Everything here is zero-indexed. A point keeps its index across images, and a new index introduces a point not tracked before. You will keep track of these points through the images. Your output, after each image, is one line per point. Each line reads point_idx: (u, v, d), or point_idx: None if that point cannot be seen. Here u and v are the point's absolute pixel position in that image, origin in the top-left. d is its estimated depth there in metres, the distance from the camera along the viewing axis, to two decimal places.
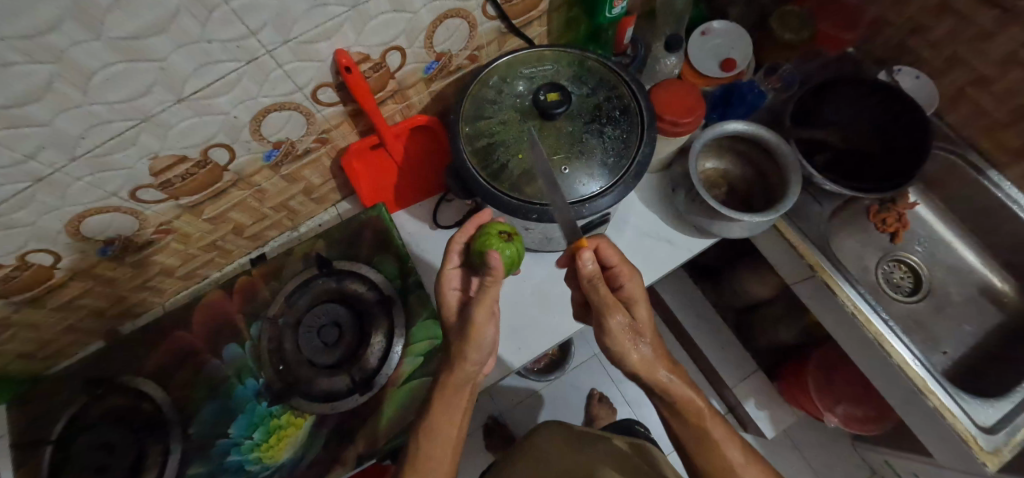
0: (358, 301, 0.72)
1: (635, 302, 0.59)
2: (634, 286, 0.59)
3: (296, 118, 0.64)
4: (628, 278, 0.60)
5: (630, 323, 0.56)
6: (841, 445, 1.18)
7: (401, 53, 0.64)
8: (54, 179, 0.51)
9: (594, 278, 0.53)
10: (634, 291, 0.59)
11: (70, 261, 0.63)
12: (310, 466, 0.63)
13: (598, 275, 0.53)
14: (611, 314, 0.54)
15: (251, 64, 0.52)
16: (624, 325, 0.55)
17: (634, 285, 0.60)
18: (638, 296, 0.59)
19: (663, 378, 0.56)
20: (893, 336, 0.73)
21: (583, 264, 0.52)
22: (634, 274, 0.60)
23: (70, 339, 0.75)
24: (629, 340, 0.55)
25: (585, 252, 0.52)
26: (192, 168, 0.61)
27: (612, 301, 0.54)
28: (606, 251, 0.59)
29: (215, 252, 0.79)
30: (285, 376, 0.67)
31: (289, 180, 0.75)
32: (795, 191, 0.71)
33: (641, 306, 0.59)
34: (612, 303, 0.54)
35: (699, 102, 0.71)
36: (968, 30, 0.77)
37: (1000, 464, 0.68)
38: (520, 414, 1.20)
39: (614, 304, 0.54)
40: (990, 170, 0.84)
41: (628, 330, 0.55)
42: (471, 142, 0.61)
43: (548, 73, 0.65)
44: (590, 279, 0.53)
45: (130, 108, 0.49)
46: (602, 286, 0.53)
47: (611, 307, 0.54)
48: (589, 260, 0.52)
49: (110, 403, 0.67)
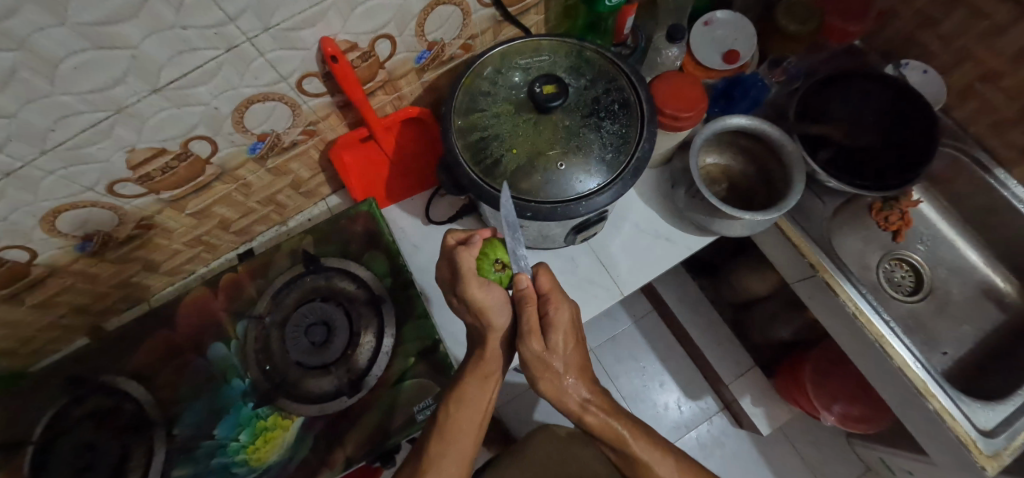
0: (348, 299, 0.70)
1: (553, 331, 0.55)
2: (559, 315, 0.55)
3: (281, 109, 0.61)
4: (555, 306, 0.55)
5: (545, 352, 0.54)
6: (836, 441, 1.18)
7: (391, 41, 0.61)
8: (24, 174, 0.48)
9: (526, 300, 0.54)
10: (556, 321, 0.55)
11: (47, 257, 0.60)
12: (299, 468, 0.62)
13: (532, 299, 0.54)
14: (526, 341, 0.54)
15: (230, 53, 0.49)
16: (537, 354, 0.54)
17: (561, 314, 0.55)
18: (560, 326, 0.55)
19: (577, 397, 0.56)
20: (894, 338, 0.72)
21: (518, 286, 0.54)
22: (564, 302, 0.56)
23: (52, 335, 0.73)
24: (542, 368, 0.54)
25: (522, 276, 0.55)
26: (172, 161, 0.58)
27: (532, 326, 0.53)
28: (543, 276, 0.57)
29: (201, 247, 0.77)
30: (272, 377, 0.66)
31: (275, 174, 0.73)
32: (799, 188, 0.69)
33: (558, 336, 0.54)
34: (531, 330, 0.53)
35: (702, 96, 0.69)
36: (980, 23, 0.75)
37: (999, 468, 0.67)
38: (514, 409, 1.19)
39: (530, 331, 0.53)
40: (997, 168, 0.82)
41: (540, 359, 0.54)
42: (463, 136, 0.58)
43: (544, 63, 0.62)
44: (522, 301, 0.54)
45: (102, 99, 0.46)
46: (531, 311, 0.54)
47: (526, 334, 0.53)
48: (525, 284, 0.54)
49: (91, 403, 0.65)
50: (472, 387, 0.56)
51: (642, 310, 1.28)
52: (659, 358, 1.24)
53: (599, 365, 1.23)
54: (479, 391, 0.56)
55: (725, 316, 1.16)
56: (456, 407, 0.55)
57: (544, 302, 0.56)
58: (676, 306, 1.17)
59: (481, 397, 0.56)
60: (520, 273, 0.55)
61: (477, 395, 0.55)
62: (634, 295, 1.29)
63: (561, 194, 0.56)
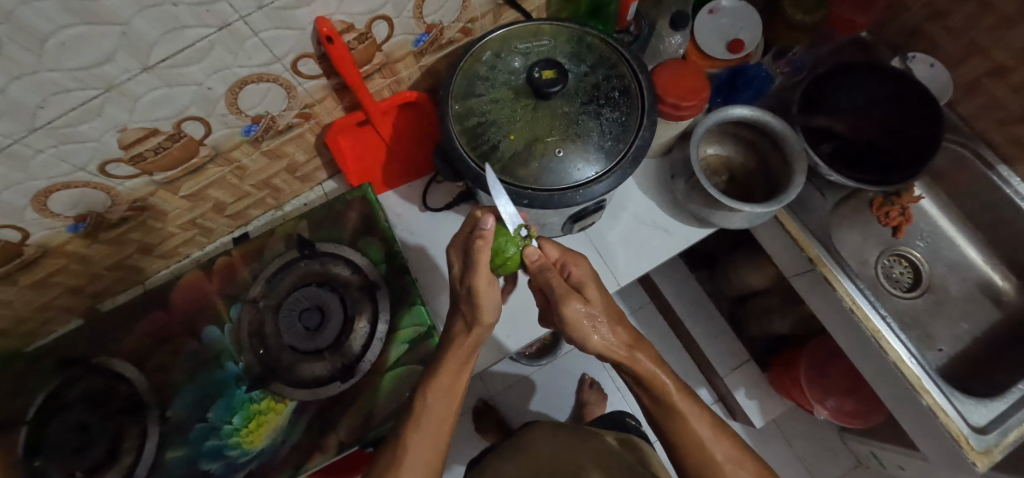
0: (342, 284, 0.70)
1: (585, 285, 0.55)
2: (582, 270, 0.56)
3: (276, 91, 0.60)
4: (576, 264, 0.56)
5: (586, 308, 0.53)
6: (828, 434, 1.19)
7: (388, 23, 0.60)
8: (13, 151, 0.47)
9: (546, 268, 0.56)
10: (583, 276, 0.56)
11: (40, 238, 0.60)
12: (292, 451, 0.62)
13: (550, 266, 0.56)
14: (565, 303, 0.53)
15: (223, 31, 0.48)
16: (580, 312, 0.53)
17: (584, 270, 0.56)
18: (588, 279, 0.55)
19: None
20: (890, 334, 0.72)
21: (529, 258, 0.56)
22: (580, 259, 0.57)
23: (47, 316, 0.72)
24: (589, 326, 0.53)
25: (531, 248, 0.56)
26: (164, 141, 0.57)
27: (565, 288, 0.54)
28: (548, 245, 0.58)
29: (196, 230, 0.77)
30: (266, 361, 0.66)
31: (270, 157, 0.72)
32: (800, 182, 0.68)
33: (592, 288, 0.55)
34: (565, 291, 0.54)
35: (705, 84, 0.68)
36: (990, 17, 0.74)
37: (989, 464, 0.67)
38: (510, 398, 1.19)
39: (568, 292, 0.53)
40: (1001, 165, 0.81)
41: (585, 317, 0.53)
42: (460, 121, 0.58)
43: (544, 48, 0.61)
44: (542, 271, 0.56)
45: (91, 76, 0.45)
46: (555, 276, 0.55)
47: (564, 297, 0.53)
48: (537, 254, 0.56)
49: (85, 384, 0.65)
50: (440, 383, 0.54)
51: (639, 302, 1.28)
52: (654, 349, 1.24)
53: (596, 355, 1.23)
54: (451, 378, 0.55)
55: (722, 308, 1.16)
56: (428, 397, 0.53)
57: (562, 266, 0.57)
58: (672, 298, 1.16)
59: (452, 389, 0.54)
60: (530, 246, 0.56)
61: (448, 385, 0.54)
62: (631, 287, 1.29)
63: (558, 182, 0.55)
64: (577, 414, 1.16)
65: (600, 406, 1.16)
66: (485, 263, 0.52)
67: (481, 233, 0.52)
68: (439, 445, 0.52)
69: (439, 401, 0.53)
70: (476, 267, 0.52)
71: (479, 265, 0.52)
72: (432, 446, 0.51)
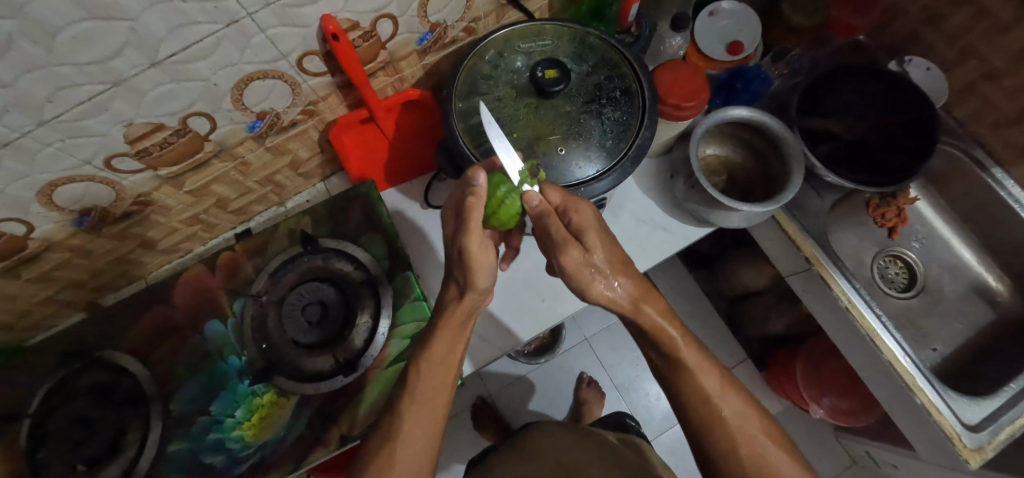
0: (344, 280, 0.70)
1: (586, 232, 0.52)
2: (584, 214, 0.53)
3: (281, 88, 0.61)
4: (576, 209, 0.53)
5: (586, 255, 0.52)
6: (824, 434, 1.20)
7: (393, 22, 0.61)
8: (20, 145, 0.48)
9: (545, 214, 0.52)
10: (585, 221, 0.53)
11: (45, 231, 0.60)
12: (293, 445, 0.62)
13: (550, 211, 0.53)
14: (564, 250, 0.52)
15: (230, 27, 0.48)
16: (579, 260, 0.52)
17: (585, 215, 0.53)
18: (589, 224, 0.53)
19: None
20: (885, 333, 0.73)
21: (528, 203, 0.53)
22: (583, 204, 0.54)
23: (50, 310, 0.73)
24: (589, 273, 0.52)
25: (531, 192, 0.53)
26: (170, 136, 0.58)
27: (564, 235, 0.52)
28: (549, 190, 0.53)
29: (199, 225, 0.77)
30: (269, 355, 0.66)
31: (274, 153, 0.72)
32: (797, 182, 0.69)
33: (592, 235, 0.52)
34: (565, 239, 0.52)
35: (705, 86, 0.69)
36: (985, 21, 0.75)
37: (982, 461, 0.68)
38: (509, 396, 1.20)
39: (567, 240, 0.52)
40: (995, 167, 0.82)
41: (584, 263, 0.52)
42: (464, 119, 0.58)
43: (547, 48, 0.62)
44: (541, 216, 0.53)
45: (100, 71, 0.45)
46: (555, 223, 0.52)
47: (562, 244, 0.52)
48: (537, 199, 0.53)
49: (88, 378, 0.66)
50: (434, 374, 0.54)
51: None
52: None
53: (594, 354, 1.24)
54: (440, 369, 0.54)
55: (719, 308, 1.17)
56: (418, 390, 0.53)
57: (563, 211, 0.53)
58: (670, 297, 1.18)
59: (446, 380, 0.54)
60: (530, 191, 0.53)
61: (437, 377, 0.54)
62: None
63: (559, 180, 0.56)
64: (575, 412, 1.17)
65: (598, 404, 1.17)
66: (475, 233, 0.53)
67: (473, 190, 0.52)
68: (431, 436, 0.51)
69: (430, 394, 0.53)
70: (482, 252, 0.54)
71: (471, 232, 0.53)
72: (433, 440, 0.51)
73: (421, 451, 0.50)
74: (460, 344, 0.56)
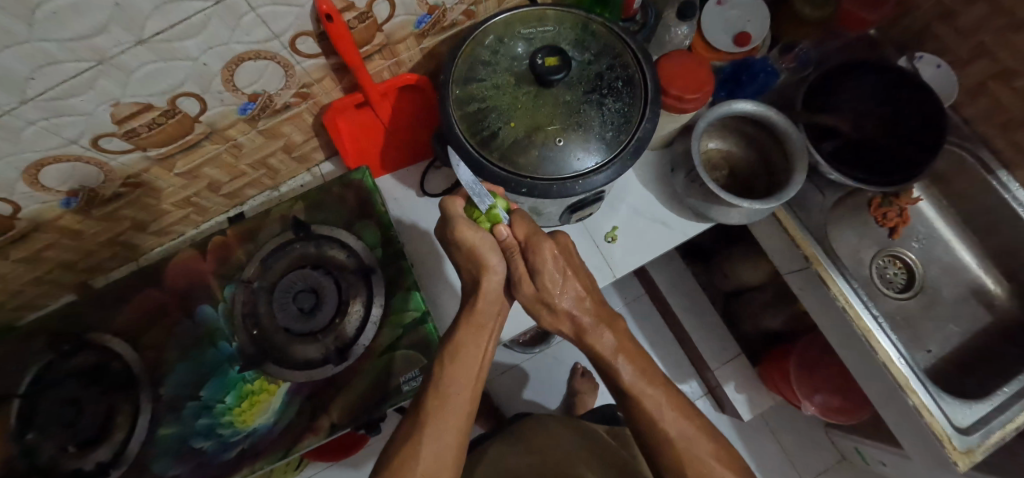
0: (336, 267, 0.70)
1: (537, 273, 0.53)
2: (539, 257, 0.53)
3: (273, 69, 0.59)
4: (534, 251, 0.53)
5: (537, 292, 0.54)
6: (815, 430, 1.20)
7: (389, 3, 0.59)
8: (2, 122, 0.46)
9: (510, 250, 0.55)
10: (540, 264, 0.53)
11: (32, 211, 0.59)
12: (282, 433, 0.62)
13: (514, 248, 0.55)
14: (519, 287, 0.56)
15: (220, 5, 0.46)
16: (531, 296, 0.56)
17: (542, 257, 0.53)
18: (544, 268, 0.53)
19: None
20: (881, 334, 0.72)
21: (498, 236, 0.55)
22: (544, 243, 0.53)
23: (41, 290, 0.72)
24: (540, 307, 0.56)
25: (501, 227, 0.55)
26: (159, 117, 0.56)
27: (521, 272, 0.55)
28: (517, 225, 0.55)
29: (191, 208, 0.76)
30: (260, 342, 0.66)
31: (267, 136, 0.71)
32: (800, 179, 0.68)
33: (544, 277, 0.53)
34: (520, 276, 0.55)
35: (710, 76, 0.67)
36: (1000, 19, 0.73)
37: (971, 464, 0.67)
38: (503, 385, 1.20)
39: (521, 278, 0.55)
40: (1001, 170, 0.81)
41: (538, 299, 0.56)
42: (461, 107, 0.57)
43: (548, 34, 0.60)
44: (507, 252, 0.55)
45: (83, 47, 0.43)
46: (517, 261, 0.55)
47: (518, 280, 0.56)
48: (506, 234, 0.54)
49: (78, 360, 0.65)
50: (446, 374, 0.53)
51: (634, 293, 1.29)
52: (648, 342, 1.25)
53: None
54: (458, 371, 0.53)
55: (716, 303, 1.16)
56: (431, 396, 0.52)
57: (524, 248, 0.54)
58: (667, 291, 1.17)
59: (467, 383, 0.53)
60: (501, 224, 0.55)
61: (451, 379, 0.52)
62: (627, 278, 1.30)
63: (557, 171, 0.55)
64: (568, 402, 1.18)
65: (591, 395, 1.17)
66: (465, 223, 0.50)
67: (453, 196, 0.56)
68: (438, 448, 0.48)
69: (440, 396, 0.51)
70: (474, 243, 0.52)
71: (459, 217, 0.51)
72: (436, 447, 0.48)
73: (437, 456, 0.48)
74: (459, 347, 0.54)
